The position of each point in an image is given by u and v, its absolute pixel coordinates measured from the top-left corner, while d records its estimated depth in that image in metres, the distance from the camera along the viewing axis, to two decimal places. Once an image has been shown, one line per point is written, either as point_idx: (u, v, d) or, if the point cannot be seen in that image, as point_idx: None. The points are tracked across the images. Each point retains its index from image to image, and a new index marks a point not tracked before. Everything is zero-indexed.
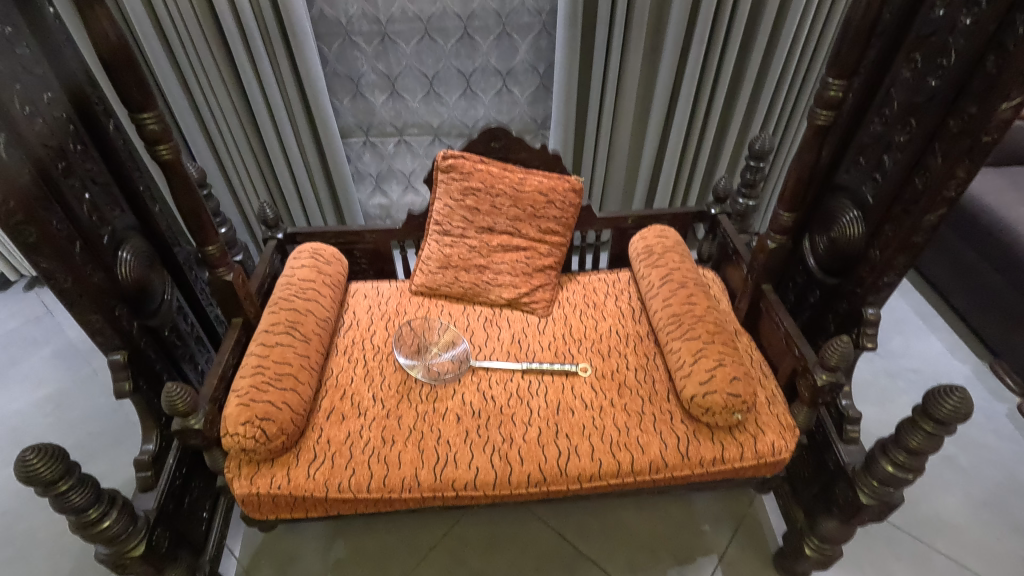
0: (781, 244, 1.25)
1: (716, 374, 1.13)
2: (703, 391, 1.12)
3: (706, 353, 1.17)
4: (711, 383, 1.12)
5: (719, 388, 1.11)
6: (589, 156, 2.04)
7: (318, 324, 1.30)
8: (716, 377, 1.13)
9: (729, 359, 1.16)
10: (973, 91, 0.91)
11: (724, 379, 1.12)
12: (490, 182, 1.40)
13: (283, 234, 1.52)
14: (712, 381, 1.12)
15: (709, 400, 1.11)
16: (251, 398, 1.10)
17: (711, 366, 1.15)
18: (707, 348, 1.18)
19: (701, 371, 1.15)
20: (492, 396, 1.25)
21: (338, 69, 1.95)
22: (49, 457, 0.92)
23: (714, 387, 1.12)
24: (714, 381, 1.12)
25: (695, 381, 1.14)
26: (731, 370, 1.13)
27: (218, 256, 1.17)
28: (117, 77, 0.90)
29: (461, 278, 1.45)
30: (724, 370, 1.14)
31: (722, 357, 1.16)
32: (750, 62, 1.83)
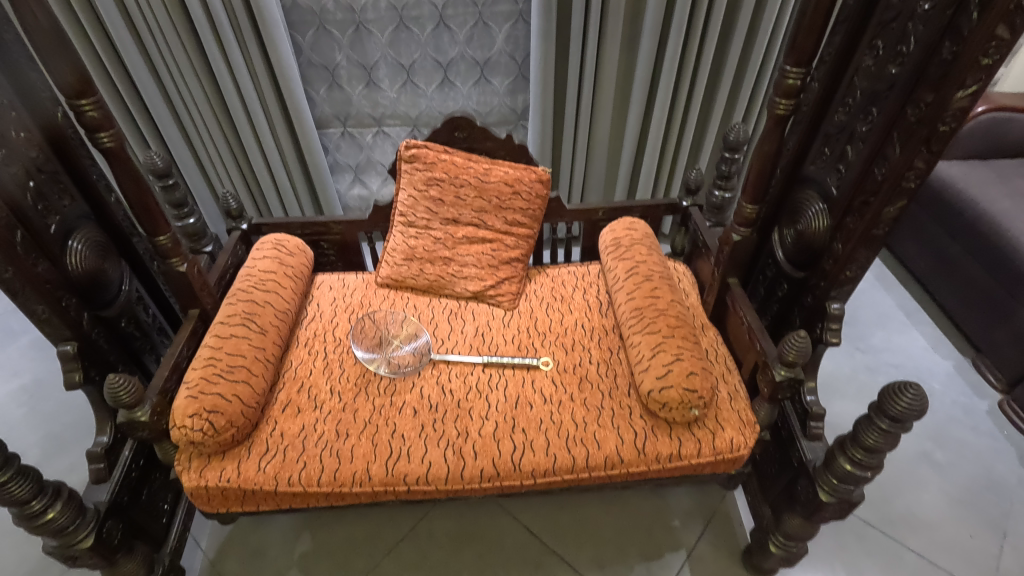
0: (745, 237, 1.22)
1: (674, 369, 1.11)
2: (660, 387, 1.10)
3: (666, 347, 1.15)
4: (668, 377, 1.10)
5: (676, 383, 1.09)
6: (568, 148, 2.01)
7: (277, 316, 1.29)
8: (674, 371, 1.10)
9: (688, 353, 1.13)
10: (930, 79, 0.88)
11: (681, 374, 1.10)
12: (454, 172, 1.38)
13: (247, 225, 1.51)
14: (669, 376, 1.10)
15: (666, 395, 1.09)
16: (200, 390, 1.08)
17: (670, 360, 1.12)
18: (667, 341, 1.16)
19: (660, 365, 1.12)
20: (451, 389, 1.23)
21: (313, 59, 1.93)
22: None
23: (671, 381, 1.09)
24: (671, 376, 1.10)
25: (653, 375, 1.12)
26: (690, 365, 1.11)
27: (170, 246, 1.15)
28: (49, 62, 0.88)
29: (427, 270, 1.43)
30: (682, 364, 1.11)
31: (681, 350, 1.14)
32: (729, 52, 1.81)
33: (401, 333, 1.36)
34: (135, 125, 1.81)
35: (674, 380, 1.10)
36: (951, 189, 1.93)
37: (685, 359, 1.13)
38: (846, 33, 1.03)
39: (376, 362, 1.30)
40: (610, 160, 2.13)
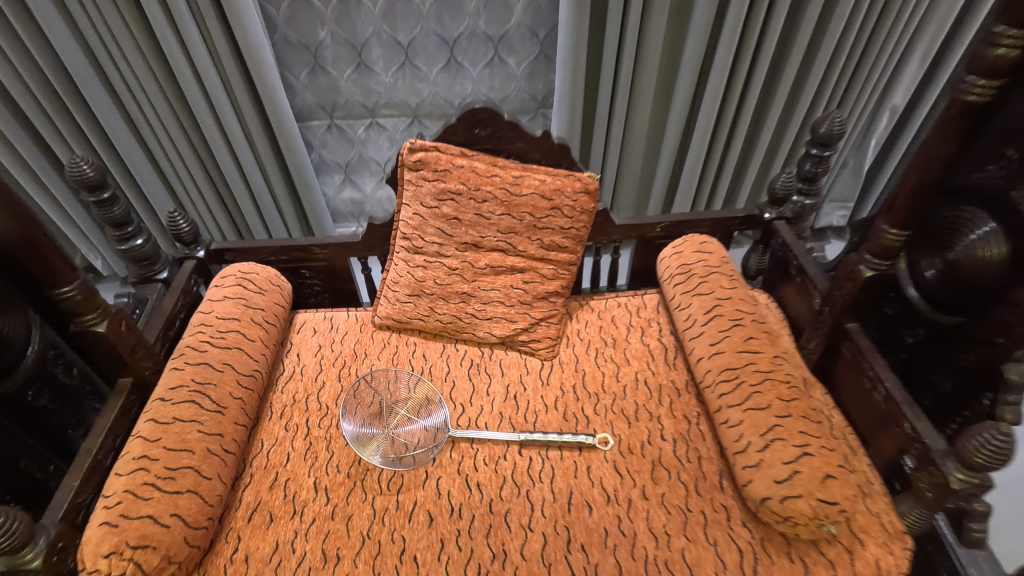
0: (882, 272, 0.89)
1: (803, 472, 0.77)
2: (784, 499, 0.76)
3: (783, 434, 0.81)
4: (794, 485, 0.76)
5: (808, 495, 0.75)
6: (600, 149, 1.56)
7: (241, 383, 0.95)
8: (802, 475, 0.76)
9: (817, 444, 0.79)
10: None
11: (815, 480, 0.76)
12: (475, 182, 1.04)
13: (205, 251, 1.17)
14: (796, 483, 0.76)
15: (793, 511, 0.75)
16: (123, 512, 0.75)
17: (793, 456, 0.79)
18: (782, 425, 0.82)
19: (778, 463, 0.78)
20: (478, 483, 0.91)
21: (290, 36, 1.57)
22: None
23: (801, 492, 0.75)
24: (798, 482, 0.76)
25: (769, 479, 0.78)
26: (823, 464, 0.77)
27: (81, 298, 0.82)
28: None
29: (439, 310, 1.10)
30: (812, 464, 0.77)
31: (805, 440, 0.80)
32: (828, 22, 1.31)
33: (407, 399, 1.03)
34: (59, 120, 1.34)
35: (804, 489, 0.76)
36: None
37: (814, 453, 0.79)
38: None
39: (370, 446, 0.96)
40: (650, 165, 1.66)
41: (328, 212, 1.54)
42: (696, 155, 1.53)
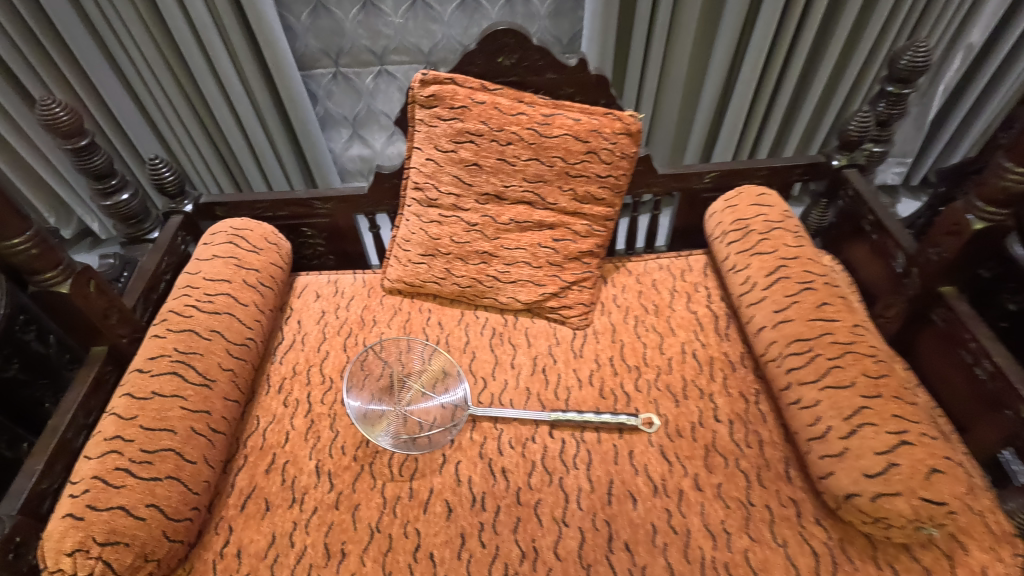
0: (996, 224, 0.73)
1: (900, 463, 0.63)
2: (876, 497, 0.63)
3: (872, 418, 0.67)
4: (891, 479, 0.62)
5: (910, 491, 0.61)
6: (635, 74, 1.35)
7: (232, 353, 0.83)
8: (898, 467, 0.63)
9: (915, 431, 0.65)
10: None
11: (917, 473, 0.62)
12: (497, 121, 0.89)
13: (194, 206, 1.04)
14: (894, 477, 0.62)
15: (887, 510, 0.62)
16: (90, 502, 0.64)
17: (888, 442, 0.65)
18: (872, 405, 0.68)
19: (868, 452, 0.65)
20: (504, 468, 0.79)
21: None
22: None
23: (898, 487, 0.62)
24: (894, 476, 0.62)
25: (857, 470, 0.65)
26: (925, 454, 0.64)
27: (38, 254, 0.69)
28: None
29: (456, 272, 0.96)
30: (911, 454, 0.63)
31: (900, 424, 0.66)
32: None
33: (420, 374, 0.91)
34: (30, 55, 1.18)
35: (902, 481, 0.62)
36: None
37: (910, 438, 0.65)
38: None
39: (377, 427, 0.84)
40: (689, 104, 1.47)
41: (332, 161, 1.37)
42: (744, 90, 1.34)
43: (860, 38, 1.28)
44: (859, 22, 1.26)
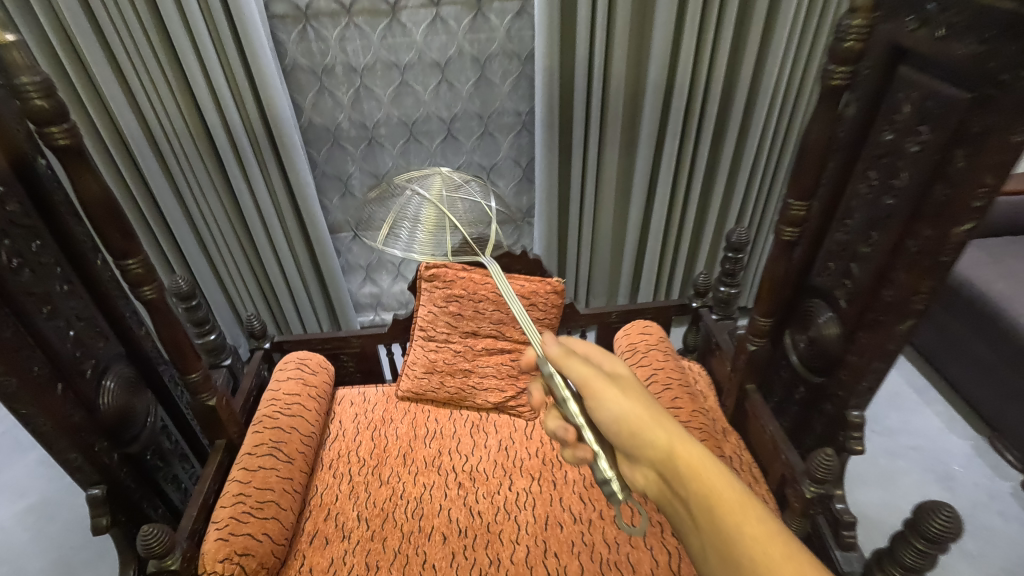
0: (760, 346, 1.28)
1: (746, 495, 0.64)
2: (668, 471, 0.66)
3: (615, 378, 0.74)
4: (705, 489, 0.64)
5: (736, 533, 0.61)
6: (574, 247, 1.96)
7: (304, 442, 1.29)
8: (745, 500, 0.64)
9: (641, 413, 0.68)
10: (926, 215, 0.93)
11: (759, 527, 0.61)
12: (473, 288, 1.43)
13: (269, 343, 1.53)
14: (719, 506, 0.63)
15: (649, 466, 0.68)
16: (231, 531, 1.07)
17: (658, 431, 0.67)
18: (608, 380, 0.70)
19: (670, 434, 0.67)
20: (479, 511, 1.23)
21: (326, 171, 1.96)
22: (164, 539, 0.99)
23: (744, 539, 0.61)
24: (728, 514, 0.62)
25: (657, 456, 0.67)
26: (649, 408, 0.69)
27: (200, 382, 1.16)
28: (104, 231, 0.93)
29: (447, 384, 1.45)
30: (696, 470, 0.65)
31: (631, 391, 0.71)
32: (724, 146, 1.77)
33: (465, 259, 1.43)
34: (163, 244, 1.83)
35: (661, 455, 0.67)
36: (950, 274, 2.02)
37: (674, 443, 0.67)
38: (840, 161, 1.10)
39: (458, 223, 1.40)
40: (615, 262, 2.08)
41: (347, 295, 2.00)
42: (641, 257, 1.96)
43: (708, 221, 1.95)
44: (703, 213, 1.96)
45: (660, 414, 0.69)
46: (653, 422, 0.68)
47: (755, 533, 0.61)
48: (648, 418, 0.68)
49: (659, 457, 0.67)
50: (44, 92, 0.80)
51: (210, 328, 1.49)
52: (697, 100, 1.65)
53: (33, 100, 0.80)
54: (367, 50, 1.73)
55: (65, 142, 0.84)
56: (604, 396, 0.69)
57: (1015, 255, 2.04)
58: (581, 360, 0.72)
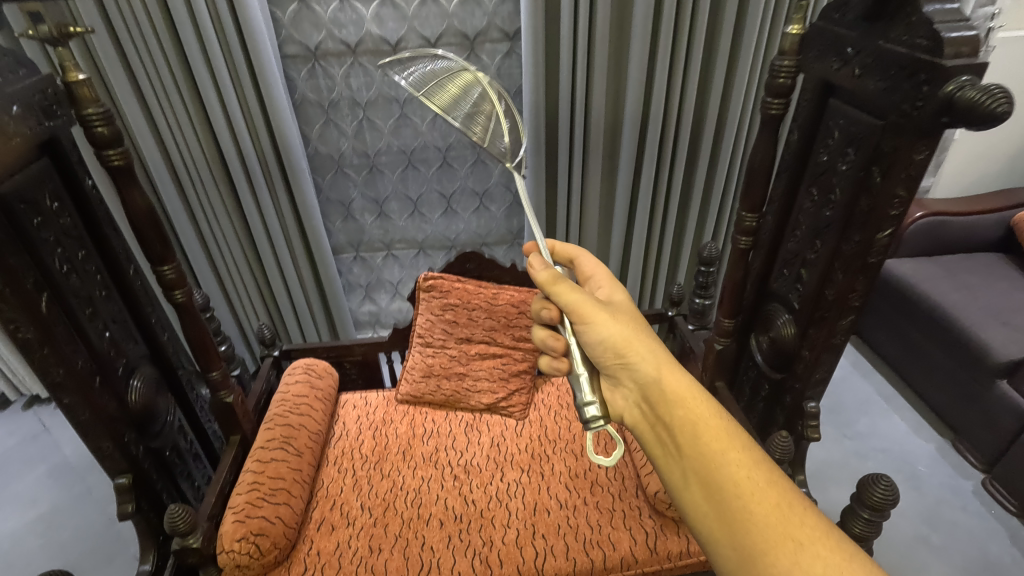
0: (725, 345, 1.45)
1: (730, 430, 0.75)
2: (656, 398, 0.79)
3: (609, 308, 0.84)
4: (693, 420, 0.76)
5: (722, 461, 0.72)
6: None
7: (311, 438, 1.41)
8: (730, 435, 0.74)
9: (627, 336, 0.81)
10: (854, 223, 1.08)
11: (742, 455, 0.72)
12: (467, 298, 1.57)
13: (279, 351, 1.65)
14: (705, 437, 0.74)
15: (633, 390, 0.81)
16: (247, 514, 1.18)
17: (648, 359, 0.81)
18: (597, 304, 0.82)
19: (659, 364, 0.80)
20: (473, 499, 1.34)
21: (330, 196, 2.11)
22: (188, 515, 1.10)
23: (728, 467, 0.71)
24: (714, 442, 0.73)
25: (646, 381, 0.80)
26: (638, 333, 0.82)
27: (220, 379, 1.28)
28: (146, 240, 1.07)
29: (443, 386, 1.58)
30: (683, 401, 0.77)
31: (623, 317, 0.84)
32: (697, 170, 1.94)
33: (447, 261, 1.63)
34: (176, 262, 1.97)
35: (649, 381, 0.80)
36: (910, 288, 2.17)
37: (661, 370, 0.80)
38: (787, 180, 1.26)
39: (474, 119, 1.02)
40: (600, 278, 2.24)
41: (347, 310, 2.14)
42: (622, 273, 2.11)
43: (684, 240, 2.11)
44: (680, 233, 2.12)
45: (654, 346, 0.82)
46: (642, 348, 0.81)
47: (739, 461, 0.71)
48: (637, 344, 0.81)
49: (644, 379, 0.80)
50: (105, 121, 0.95)
51: (223, 338, 1.59)
52: (670, 129, 1.83)
53: (96, 128, 0.95)
54: (370, 86, 1.89)
55: (119, 162, 0.99)
56: (593, 320, 0.81)
57: (969, 272, 2.21)
58: (571, 286, 0.82)
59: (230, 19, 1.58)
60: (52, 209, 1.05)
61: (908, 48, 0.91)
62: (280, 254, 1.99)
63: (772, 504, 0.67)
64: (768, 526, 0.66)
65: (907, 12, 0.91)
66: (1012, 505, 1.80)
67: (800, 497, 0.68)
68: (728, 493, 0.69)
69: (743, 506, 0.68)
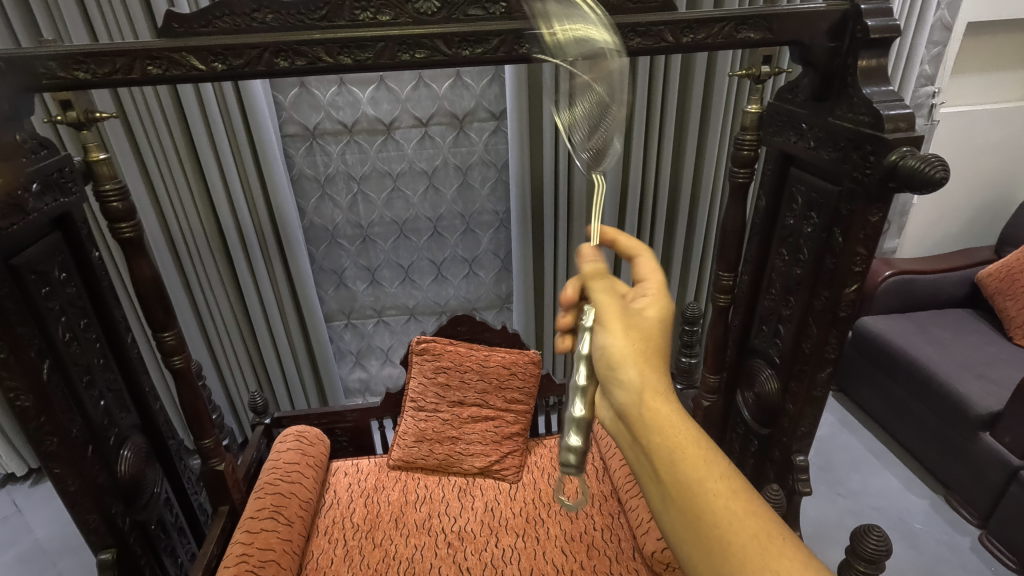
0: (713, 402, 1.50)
1: (713, 455, 0.60)
2: (638, 422, 0.63)
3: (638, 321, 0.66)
4: (671, 445, 0.60)
5: (703, 489, 0.57)
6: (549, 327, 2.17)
7: (302, 506, 1.39)
8: (714, 460, 0.60)
9: (630, 348, 0.64)
10: (823, 280, 1.16)
11: (722, 484, 0.58)
12: (459, 360, 1.60)
13: (270, 419, 1.64)
14: (684, 465, 0.59)
15: (614, 406, 0.66)
16: None
17: (635, 376, 0.63)
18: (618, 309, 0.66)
19: (644, 385, 0.63)
20: (467, 566, 1.32)
21: (324, 265, 2.17)
22: None
23: (709, 496, 0.57)
24: (692, 470, 0.59)
25: (624, 402, 0.64)
26: (642, 349, 0.65)
27: (212, 447, 1.28)
28: (150, 307, 1.11)
29: (436, 451, 1.58)
30: (661, 423, 0.62)
31: (646, 335, 0.66)
32: (676, 233, 2.05)
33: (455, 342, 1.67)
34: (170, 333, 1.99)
35: (630, 400, 0.63)
36: (887, 343, 2.25)
37: (643, 387, 0.63)
38: (758, 242, 1.35)
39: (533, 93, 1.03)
40: None
41: (338, 377, 2.15)
42: None
43: (666, 301, 2.19)
44: (663, 294, 2.20)
45: (647, 356, 0.65)
46: (642, 365, 0.64)
47: (718, 488, 0.57)
48: (642, 361, 0.64)
49: (625, 399, 0.64)
50: (121, 197, 1.02)
51: (215, 408, 1.58)
52: (649, 197, 1.94)
53: (111, 203, 1.01)
54: (364, 161, 2.01)
55: (131, 234, 1.04)
56: (607, 326, 0.65)
57: (941, 327, 2.30)
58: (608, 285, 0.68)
59: (236, 104, 1.70)
60: (58, 280, 1.09)
61: (854, 125, 1.03)
62: (273, 322, 2.02)
63: (752, 536, 0.54)
64: (750, 562, 0.53)
65: (849, 94, 1.03)
66: (1011, 560, 1.78)
67: (783, 530, 0.55)
68: (709, 529, 0.56)
69: (717, 535, 0.55)
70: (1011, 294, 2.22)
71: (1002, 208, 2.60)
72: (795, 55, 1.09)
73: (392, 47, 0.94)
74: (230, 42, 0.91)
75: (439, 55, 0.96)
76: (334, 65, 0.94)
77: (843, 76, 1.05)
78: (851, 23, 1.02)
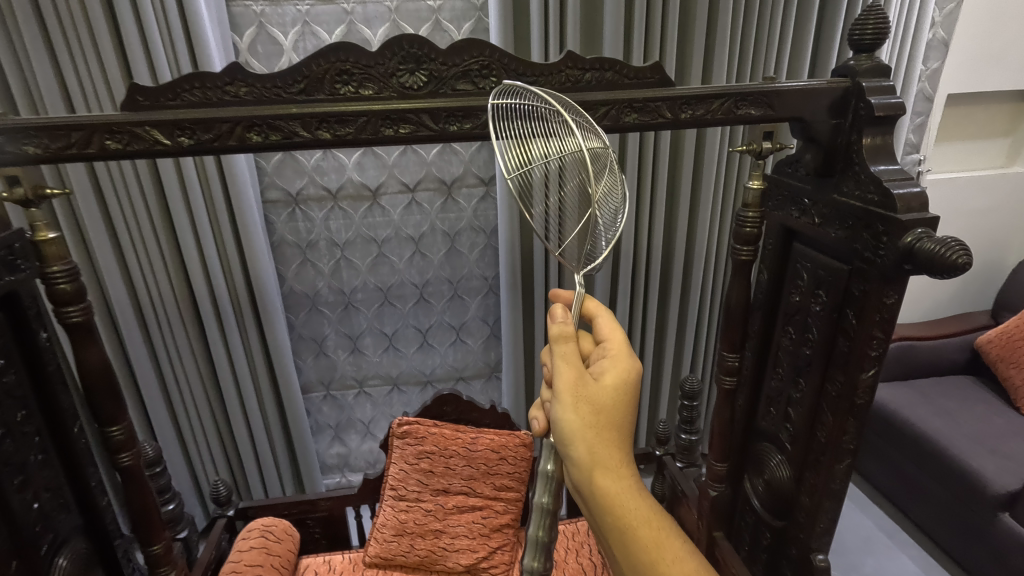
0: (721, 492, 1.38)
1: (661, 520, 0.72)
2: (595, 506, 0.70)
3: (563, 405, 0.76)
4: (624, 516, 0.70)
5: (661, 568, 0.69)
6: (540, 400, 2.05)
7: None
8: (661, 524, 0.71)
9: (579, 430, 0.68)
10: (837, 363, 1.08)
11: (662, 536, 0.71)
12: (444, 444, 1.47)
13: (234, 510, 1.48)
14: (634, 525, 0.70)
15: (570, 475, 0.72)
16: None
17: (587, 453, 0.68)
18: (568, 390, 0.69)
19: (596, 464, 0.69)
20: None
21: (303, 333, 2.06)
22: None
23: None
24: (638, 532, 0.70)
25: (583, 475, 0.70)
26: (593, 431, 0.69)
27: (162, 553, 1.13)
28: (97, 397, 0.99)
29: (417, 546, 1.43)
30: (619, 495, 0.70)
31: (596, 408, 0.69)
32: (670, 302, 1.97)
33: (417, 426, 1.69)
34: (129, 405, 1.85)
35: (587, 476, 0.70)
36: (892, 414, 2.16)
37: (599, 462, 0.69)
38: (762, 318, 1.28)
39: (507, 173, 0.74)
40: None
41: (313, 455, 2.01)
42: None
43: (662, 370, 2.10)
44: (658, 363, 2.11)
45: (602, 426, 0.69)
46: (593, 442, 0.69)
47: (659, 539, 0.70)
48: (593, 437, 0.69)
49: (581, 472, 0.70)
50: (70, 278, 0.92)
51: (170, 497, 1.42)
52: (643, 264, 1.88)
53: (59, 285, 0.92)
54: (349, 227, 1.94)
55: (79, 319, 0.94)
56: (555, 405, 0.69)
57: (946, 396, 2.22)
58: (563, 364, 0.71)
59: (216, 173, 1.63)
60: None
61: (862, 203, 0.98)
62: (246, 396, 1.89)
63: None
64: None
65: (855, 170, 0.99)
66: None
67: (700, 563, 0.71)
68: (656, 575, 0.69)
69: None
70: (1014, 362, 2.16)
71: (993, 271, 2.59)
72: (796, 131, 1.05)
73: (375, 121, 0.88)
74: (199, 116, 0.84)
75: (425, 130, 0.90)
76: (312, 139, 0.88)
77: (848, 152, 1.01)
78: (852, 100, 0.99)
